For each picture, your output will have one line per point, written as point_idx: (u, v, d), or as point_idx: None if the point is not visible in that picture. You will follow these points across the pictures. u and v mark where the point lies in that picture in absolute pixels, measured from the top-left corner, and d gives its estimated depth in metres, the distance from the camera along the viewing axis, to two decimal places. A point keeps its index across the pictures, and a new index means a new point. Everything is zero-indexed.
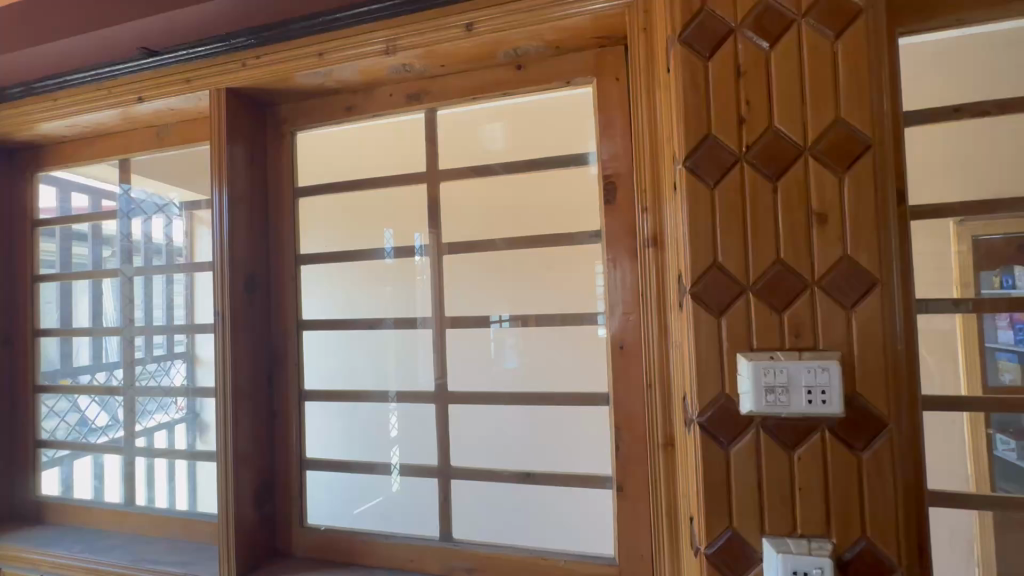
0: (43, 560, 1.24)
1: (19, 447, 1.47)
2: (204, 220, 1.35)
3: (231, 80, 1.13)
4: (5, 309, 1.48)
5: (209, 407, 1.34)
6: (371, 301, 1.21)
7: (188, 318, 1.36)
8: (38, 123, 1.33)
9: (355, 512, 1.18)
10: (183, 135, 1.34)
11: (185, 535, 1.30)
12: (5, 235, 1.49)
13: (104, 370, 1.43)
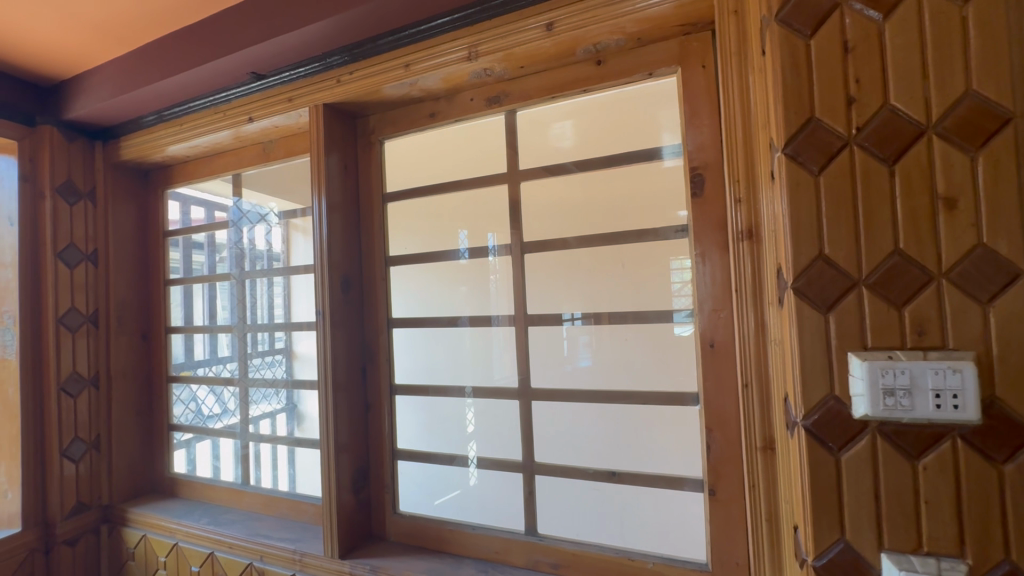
0: (177, 529, 1.42)
1: (155, 429, 1.68)
2: (299, 228, 1.47)
3: (327, 96, 1.22)
4: (142, 309, 1.69)
5: (305, 398, 1.46)
6: (449, 301, 1.25)
7: (286, 317, 1.49)
8: (167, 147, 1.51)
9: (436, 503, 1.23)
10: (285, 150, 1.47)
11: (292, 514, 1.43)
12: (142, 245, 1.71)
13: (220, 364, 1.59)
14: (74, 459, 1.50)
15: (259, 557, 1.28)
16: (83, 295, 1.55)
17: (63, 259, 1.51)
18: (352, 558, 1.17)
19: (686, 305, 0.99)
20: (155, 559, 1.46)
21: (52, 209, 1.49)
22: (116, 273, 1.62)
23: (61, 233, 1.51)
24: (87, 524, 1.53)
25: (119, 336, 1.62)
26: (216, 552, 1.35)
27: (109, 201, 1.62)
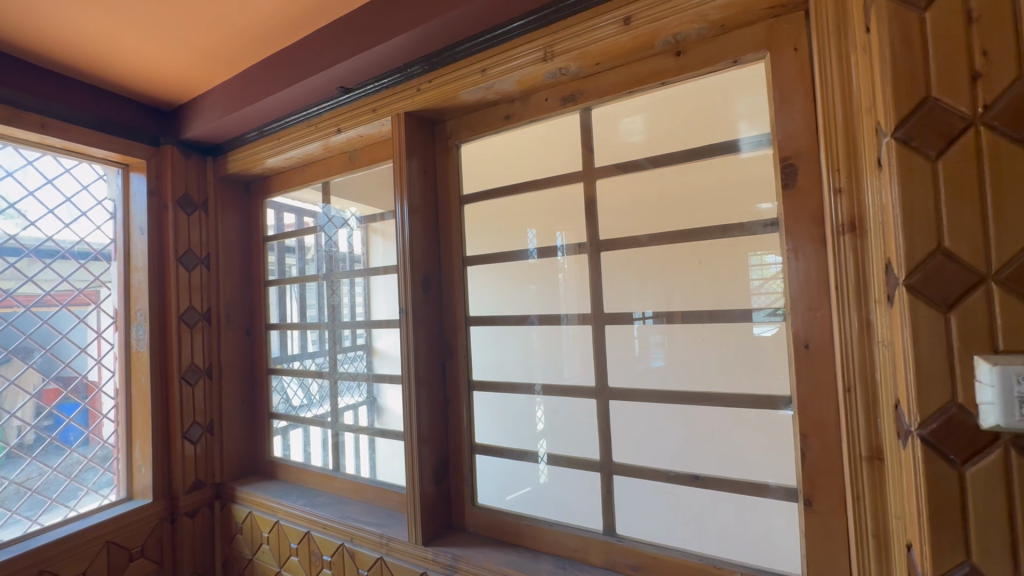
0: (279, 508, 1.55)
1: (257, 417, 1.85)
2: (378, 231, 1.57)
3: (408, 105, 1.28)
4: (246, 308, 1.87)
5: (385, 392, 1.54)
6: (518, 300, 1.27)
7: (367, 316, 1.59)
8: (266, 159, 1.66)
9: (507, 498, 1.27)
10: (369, 157, 1.56)
11: (378, 501, 1.52)
12: (245, 249, 1.88)
13: (310, 358, 1.73)
14: (193, 440, 1.69)
15: (350, 538, 1.37)
16: (199, 295, 1.74)
17: (182, 263, 1.70)
18: (434, 546, 1.23)
19: (766, 304, 0.95)
20: (260, 534, 1.61)
21: (173, 218, 1.68)
22: (224, 275, 1.80)
23: (181, 240, 1.70)
24: (203, 499, 1.71)
25: (227, 332, 1.79)
26: (312, 531, 1.46)
27: (218, 210, 1.80)
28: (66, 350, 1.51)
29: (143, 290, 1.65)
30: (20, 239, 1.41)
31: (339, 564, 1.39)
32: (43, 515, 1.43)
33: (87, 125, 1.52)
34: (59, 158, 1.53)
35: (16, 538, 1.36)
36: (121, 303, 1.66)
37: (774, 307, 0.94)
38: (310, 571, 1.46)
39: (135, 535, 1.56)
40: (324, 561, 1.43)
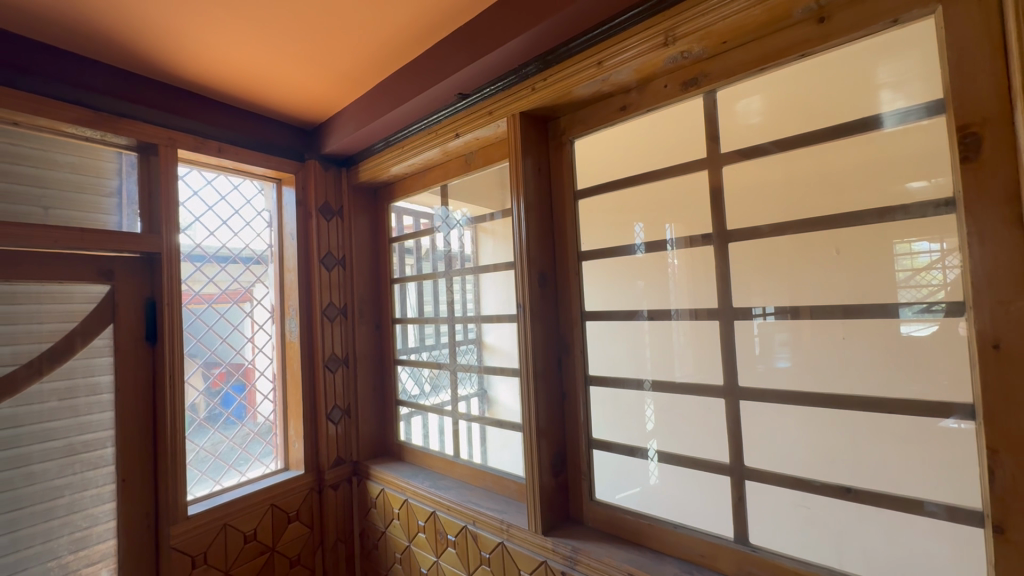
0: (408, 487, 1.69)
1: (385, 403, 2.03)
2: (486, 231, 1.64)
3: (523, 105, 1.31)
4: (375, 303, 2.06)
5: (496, 385, 1.61)
6: (626, 296, 1.26)
7: (477, 311, 1.67)
8: (392, 167, 1.80)
9: (618, 496, 1.27)
10: (484, 159, 1.63)
11: (497, 488, 1.58)
12: (374, 249, 2.06)
13: (428, 350, 1.86)
14: (334, 421, 1.90)
15: (472, 521, 1.45)
16: (337, 292, 1.95)
17: (324, 264, 1.92)
18: (554, 536, 1.25)
19: (917, 298, 0.84)
20: (391, 510, 1.76)
21: (316, 225, 1.90)
22: (357, 274, 1.99)
23: (323, 244, 1.92)
24: (344, 474, 1.92)
25: (360, 325, 1.99)
26: (437, 512, 1.57)
27: (351, 215, 2.00)
28: (237, 339, 1.78)
29: (293, 288, 1.88)
30: (203, 247, 1.69)
31: (462, 544, 1.48)
32: (223, 477, 1.70)
33: (252, 146, 1.78)
34: (229, 177, 1.80)
35: (205, 495, 1.64)
36: (277, 299, 1.92)
37: (927, 303, 0.84)
38: (436, 548, 1.57)
39: (292, 500, 1.79)
40: (449, 541, 1.53)
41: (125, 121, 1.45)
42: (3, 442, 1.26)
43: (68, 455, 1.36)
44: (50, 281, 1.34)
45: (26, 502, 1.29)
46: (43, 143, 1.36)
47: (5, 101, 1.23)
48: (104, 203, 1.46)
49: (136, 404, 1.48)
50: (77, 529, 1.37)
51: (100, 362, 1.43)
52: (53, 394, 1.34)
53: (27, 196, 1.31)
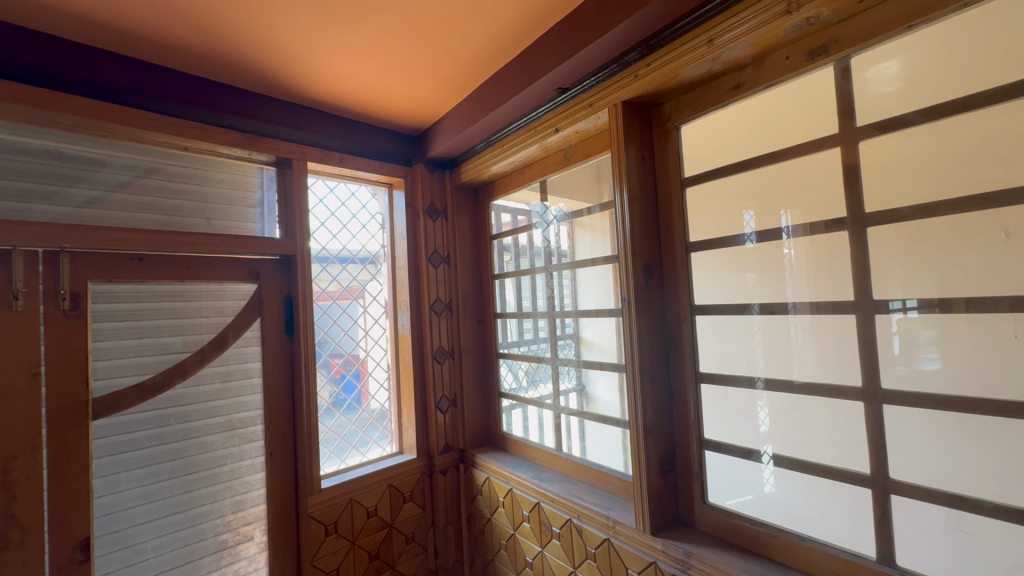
0: (512, 476, 1.74)
1: (489, 394, 2.11)
2: (583, 225, 1.63)
3: (625, 94, 1.28)
4: (478, 298, 2.13)
5: (595, 380, 1.60)
6: (736, 289, 1.18)
7: (575, 306, 1.68)
8: (492, 166, 1.86)
9: (730, 502, 1.20)
10: (584, 152, 1.61)
11: (601, 484, 1.57)
12: (476, 246, 2.14)
13: (528, 344, 1.89)
14: (442, 410, 2.01)
15: (577, 515, 1.46)
16: (443, 288, 2.06)
17: (431, 262, 2.03)
18: (664, 537, 1.22)
19: None
20: (496, 498, 1.82)
21: (424, 225, 2.02)
22: (461, 271, 2.08)
23: (429, 243, 2.03)
24: (452, 460, 2.03)
25: (465, 320, 2.08)
26: (542, 503, 1.60)
27: (455, 214, 2.09)
28: (357, 332, 1.95)
29: (404, 285, 2.02)
30: (328, 249, 1.88)
31: (567, 537, 1.49)
32: (348, 457, 1.88)
33: (368, 155, 1.94)
34: (348, 184, 1.98)
35: (334, 471, 1.83)
36: (390, 296, 2.07)
37: None
38: (540, 539, 1.60)
39: (407, 482, 1.93)
40: (553, 532, 1.55)
41: (266, 140, 1.65)
42: (182, 416, 1.50)
43: (228, 429, 1.59)
44: (212, 281, 1.58)
45: (199, 467, 1.53)
46: (204, 163, 1.59)
47: (178, 130, 1.46)
48: (250, 213, 1.68)
49: (278, 387, 1.70)
50: (236, 493, 1.59)
51: (250, 350, 1.66)
52: (216, 377, 1.58)
53: (193, 210, 1.55)
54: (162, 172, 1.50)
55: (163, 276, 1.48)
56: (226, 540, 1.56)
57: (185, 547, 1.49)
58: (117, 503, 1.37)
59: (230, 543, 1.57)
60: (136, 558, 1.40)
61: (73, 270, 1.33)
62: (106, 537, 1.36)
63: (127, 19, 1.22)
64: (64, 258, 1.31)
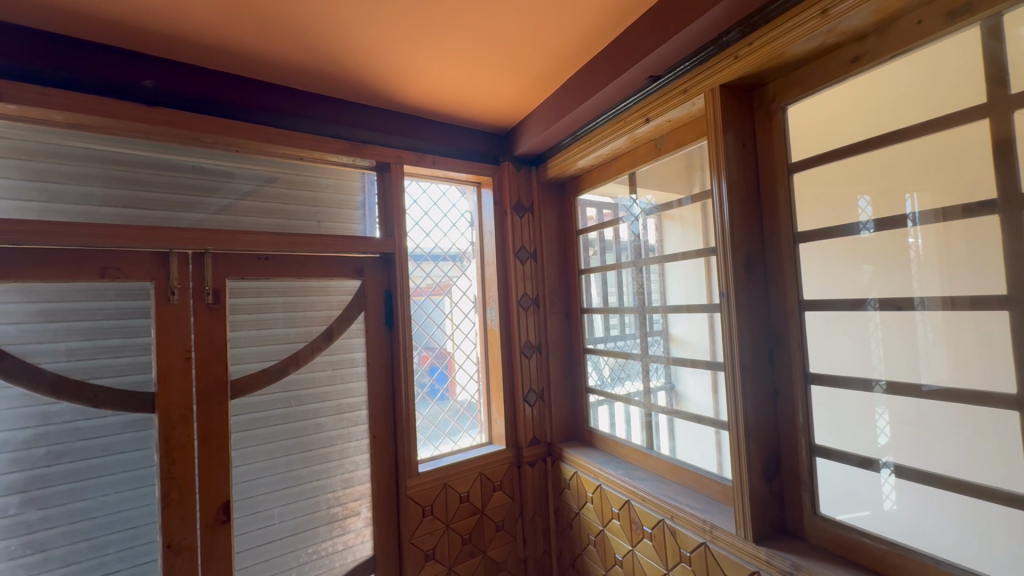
0: (601, 472, 1.73)
1: (576, 390, 2.11)
2: (673, 218, 1.57)
3: (724, 77, 1.22)
4: (565, 293, 2.13)
5: (685, 379, 1.55)
6: (850, 283, 1.08)
7: (664, 302, 1.63)
8: (578, 161, 1.85)
9: (843, 515, 1.10)
10: (676, 141, 1.54)
11: (695, 486, 1.51)
12: (562, 242, 2.14)
13: (616, 340, 1.87)
14: (530, 404, 2.05)
15: (670, 516, 1.42)
16: (530, 284, 2.09)
17: (518, 258, 2.07)
18: (769, 547, 1.15)
19: None
20: (585, 494, 1.82)
21: (511, 222, 2.06)
22: (548, 267, 2.10)
23: (517, 239, 2.07)
24: (540, 453, 2.06)
25: (552, 315, 2.10)
26: (632, 501, 1.58)
27: (542, 210, 2.11)
28: (449, 325, 2.04)
29: (493, 281, 2.08)
30: (422, 247, 1.98)
31: (659, 538, 1.46)
32: (441, 444, 1.98)
33: (458, 155, 2.02)
34: (440, 185, 2.07)
35: (429, 457, 1.93)
36: (479, 291, 2.14)
37: None
38: (631, 538, 1.58)
39: (497, 471, 1.99)
40: (645, 532, 1.52)
41: (367, 146, 1.78)
42: (300, 399, 1.67)
43: (338, 412, 1.74)
44: (323, 278, 1.74)
45: (315, 445, 1.69)
46: (315, 171, 1.75)
47: (294, 141, 1.62)
48: (353, 215, 1.82)
49: (380, 376, 1.83)
50: (345, 471, 1.74)
51: (356, 342, 1.80)
52: (327, 365, 1.73)
53: (306, 214, 1.71)
54: (281, 180, 1.67)
55: (283, 274, 1.65)
56: (337, 513, 1.71)
57: (304, 517, 1.64)
58: (250, 473, 1.56)
59: (340, 516, 1.72)
60: (265, 522, 1.57)
61: (214, 268, 1.53)
62: (241, 502, 1.54)
63: (254, 45, 1.38)
64: (208, 258, 1.51)
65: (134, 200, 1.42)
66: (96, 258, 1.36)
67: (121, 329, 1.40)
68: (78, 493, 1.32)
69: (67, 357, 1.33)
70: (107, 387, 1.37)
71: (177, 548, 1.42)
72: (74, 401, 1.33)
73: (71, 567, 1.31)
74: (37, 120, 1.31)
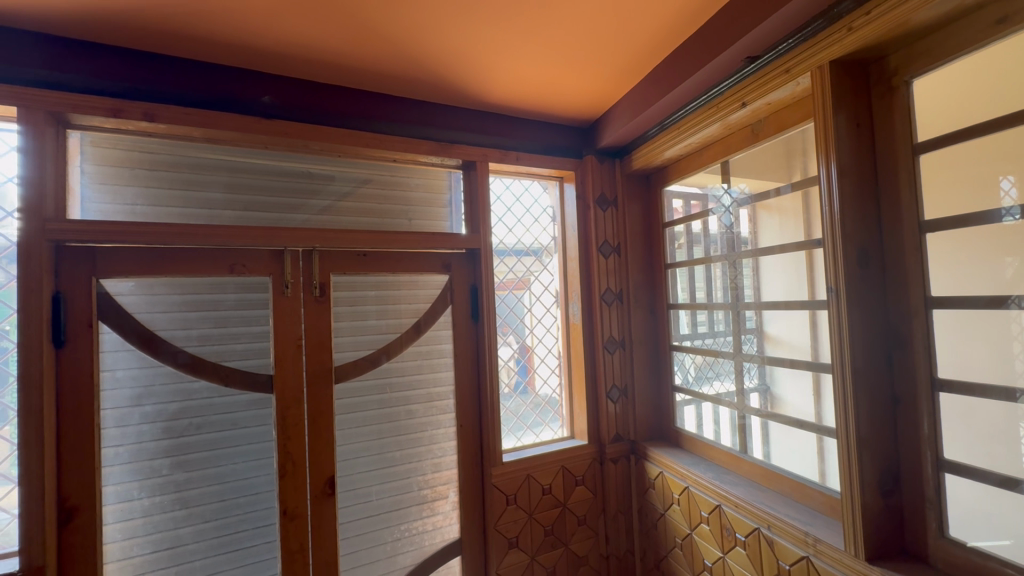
0: (688, 474, 1.67)
1: (662, 388, 2.05)
2: (771, 209, 1.48)
3: (835, 52, 1.12)
4: (650, 288, 2.07)
5: (782, 380, 1.46)
6: (988, 278, 0.95)
7: (758, 298, 1.54)
8: (666, 151, 1.78)
9: (977, 540, 0.97)
10: (776, 125, 1.44)
11: (795, 495, 1.41)
12: (647, 235, 2.08)
13: (704, 337, 1.79)
14: (613, 400, 2.02)
15: (767, 525, 1.34)
16: (614, 278, 2.06)
17: (602, 252, 2.04)
18: (884, 568, 1.05)
19: None
20: (671, 495, 1.77)
21: (595, 215, 2.04)
22: (633, 261, 2.05)
23: (600, 233, 2.05)
24: (623, 450, 2.03)
25: (636, 310, 2.05)
26: (723, 506, 1.51)
27: (626, 203, 2.06)
28: (533, 319, 2.07)
29: (575, 275, 2.07)
30: (505, 243, 2.02)
31: (754, 546, 1.38)
32: (523, 435, 2.01)
33: (541, 151, 2.03)
34: (523, 181, 2.10)
35: (512, 448, 1.98)
36: (561, 286, 2.14)
37: None
38: (722, 544, 1.51)
39: (580, 466, 1.99)
40: (738, 539, 1.45)
41: (454, 146, 1.85)
42: (394, 387, 1.78)
43: (428, 400, 1.84)
44: (414, 273, 1.83)
45: (408, 430, 1.80)
46: (407, 172, 1.85)
47: (388, 145, 1.73)
48: (441, 213, 1.90)
49: (466, 367, 1.90)
50: (434, 456, 1.83)
51: (444, 334, 1.89)
52: (418, 355, 1.83)
53: (399, 212, 1.82)
54: (376, 182, 1.79)
55: (379, 269, 1.77)
56: (427, 495, 1.81)
57: (398, 496, 1.76)
58: (351, 452, 1.70)
59: (430, 498, 1.81)
60: (364, 498, 1.71)
61: (321, 264, 1.67)
62: (344, 478, 1.68)
63: (354, 57, 1.48)
64: (315, 255, 1.66)
65: (255, 204, 1.60)
66: (225, 256, 1.55)
67: (246, 318, 1.58)
68: (214, 460, 1.52)
69: (204, 342, 1.53)
70: (235, 369, 1.56)
71: (291, 515, 1.59)
72: (210, 380, 1.53)
73: (208, 525, 1.50)
74: (180, 137, 1.52)
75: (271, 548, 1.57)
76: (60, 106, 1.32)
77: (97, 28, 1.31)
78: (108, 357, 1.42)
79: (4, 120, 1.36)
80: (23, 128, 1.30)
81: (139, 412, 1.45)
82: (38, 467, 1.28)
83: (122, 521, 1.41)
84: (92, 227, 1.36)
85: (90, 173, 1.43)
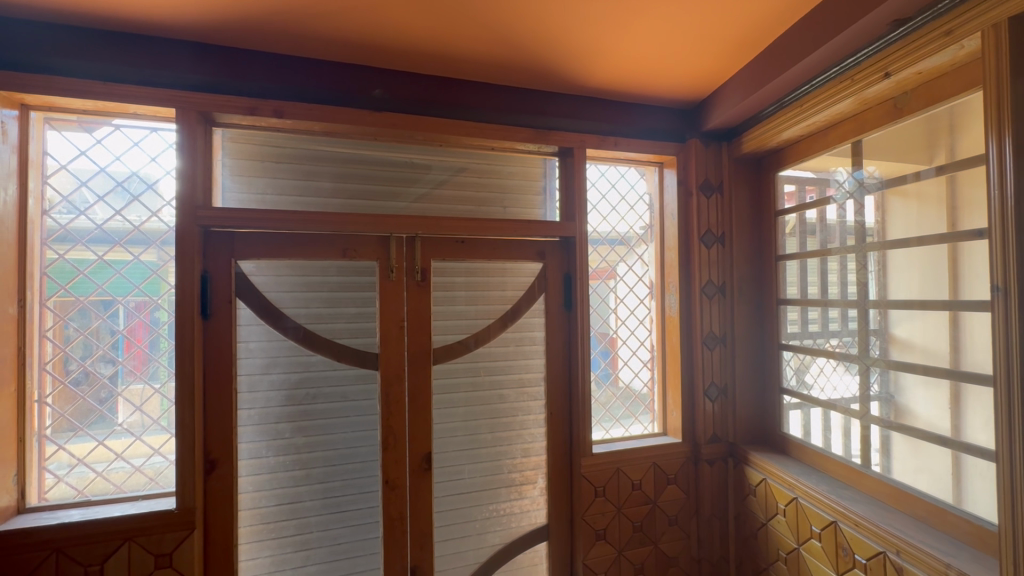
0: (798, 483, 1.54)
1: (765, 388, 1.91)
2: (909, 195, 1.29)
3: (1013, 7, 0.94)
4: (757, 280, 1.92)
5: (910, 390, 1.29)
6: None
7: (884, 298, 1.37)
8: (784, 132, 1.63)
9: None
10: (925, 98, 1.25)
11: (928, 520, 1.25)
12: (756, 224, 1.93)
13: (816, 336, 1.63)
14: (710, 399, 1.92)
15: (895, 550, 1.21)
16: (716, 270, 1.93)
17: (704, 242, 1.92)
18: None
19: None
20: (775, 504, 1.65)
21: (697, 202, 1.92)
22: (738, 251, 1.91)
23: (702, 221, 1.93)
24: (720, 452, 1.92)
25: (740, 305, 1.91)
26: (840, 523, 1.38)
27: (733, 189, 1.92)
28: (624, 311, 2.00)
29: (672, 265, 1.98)
30: (599, 231, 1.97)
31: (878, 571, 1.25)
32: (611, 428, 1.97)
33: (641, 135, 1.95)
34: (619, 167, 2.03)
35: (600, 439, 1.95)
36: (656, 276, 2.05)
37: None
38: (837, 565, 1.38)
39: (672, 464, 1.91)
40: (856, 561, 1.32)
41: (551, 133, 1.83)
42: (487, 371, 1.83)
43: (520, 386, 1.86)
44: (508, 260, 1.86)
45: (500, 413, 1.84)
46: (503, 160, 1.87)
47: (487, 133, 1.75)
48: (535, 200, 1.90)
49: (556, 355, 1.90)
50: (524, 441, 1.86)
51: (536, 321, 1.89)
52: (510, 341, 1.86)
53: (494, 200, 1.85)
54: (474, 170, 1.83)
55: (475, 256, 1.81)
56: (517, 478, 1.85)
57: (489, 476, 1.81)
58: (446, 430, 1.77)
59: (518, 481, 1.85)
60: (457, 475, 1.78)
61: (422, 250, 1.75)
62: (439, 455, 1.76)
63: (459, 48, 1.51)
64: (417, 242, 1.74)
65: (364, 193, 1.71)
66: (338, 241, 1.67)
67: (355, 300, 1.70)
68: (326, 427, 1.66)
69: (319, 321, 1.66)
70: (346, 346, 1.69)
71: (392, 484, 1.70)
72: (324, 355, 1.66)
73: (321, 486, 1.65)
74: (302, 131, 1.65)
75: (372, 512, 1.69)
76: (208, 107, 1.49)
77: (237, 35, 1.45)
78: (243, 330, 1.60)
79: (165, 120, 1.56)
80: (180, 127, 1.49)
81: (267, 379, 1.62)
82: (190, 421, 1.49)
83: (252, 474, 1.60)
84: (232, 214, 1.53)
85: (229, 165, 1.60)
